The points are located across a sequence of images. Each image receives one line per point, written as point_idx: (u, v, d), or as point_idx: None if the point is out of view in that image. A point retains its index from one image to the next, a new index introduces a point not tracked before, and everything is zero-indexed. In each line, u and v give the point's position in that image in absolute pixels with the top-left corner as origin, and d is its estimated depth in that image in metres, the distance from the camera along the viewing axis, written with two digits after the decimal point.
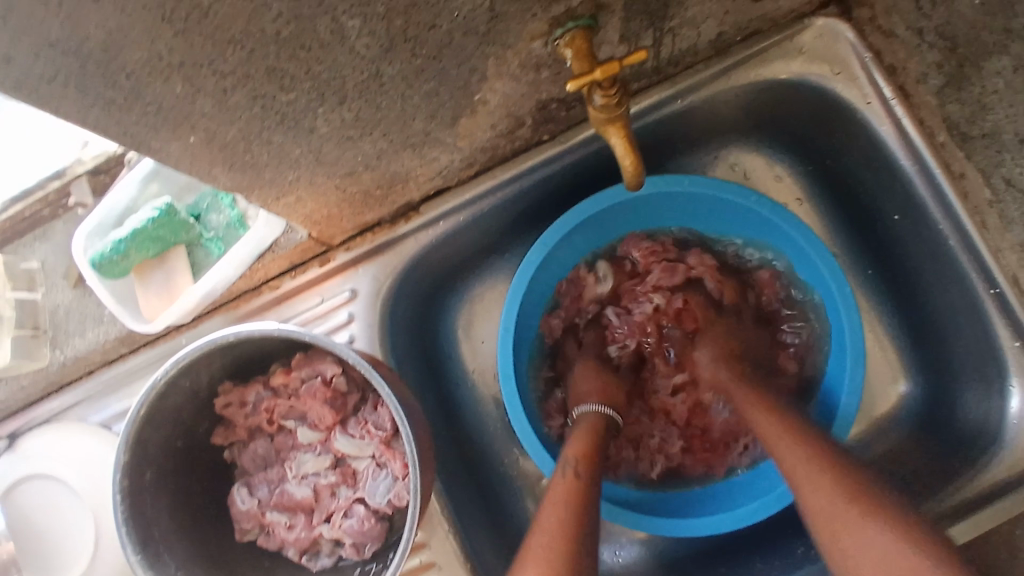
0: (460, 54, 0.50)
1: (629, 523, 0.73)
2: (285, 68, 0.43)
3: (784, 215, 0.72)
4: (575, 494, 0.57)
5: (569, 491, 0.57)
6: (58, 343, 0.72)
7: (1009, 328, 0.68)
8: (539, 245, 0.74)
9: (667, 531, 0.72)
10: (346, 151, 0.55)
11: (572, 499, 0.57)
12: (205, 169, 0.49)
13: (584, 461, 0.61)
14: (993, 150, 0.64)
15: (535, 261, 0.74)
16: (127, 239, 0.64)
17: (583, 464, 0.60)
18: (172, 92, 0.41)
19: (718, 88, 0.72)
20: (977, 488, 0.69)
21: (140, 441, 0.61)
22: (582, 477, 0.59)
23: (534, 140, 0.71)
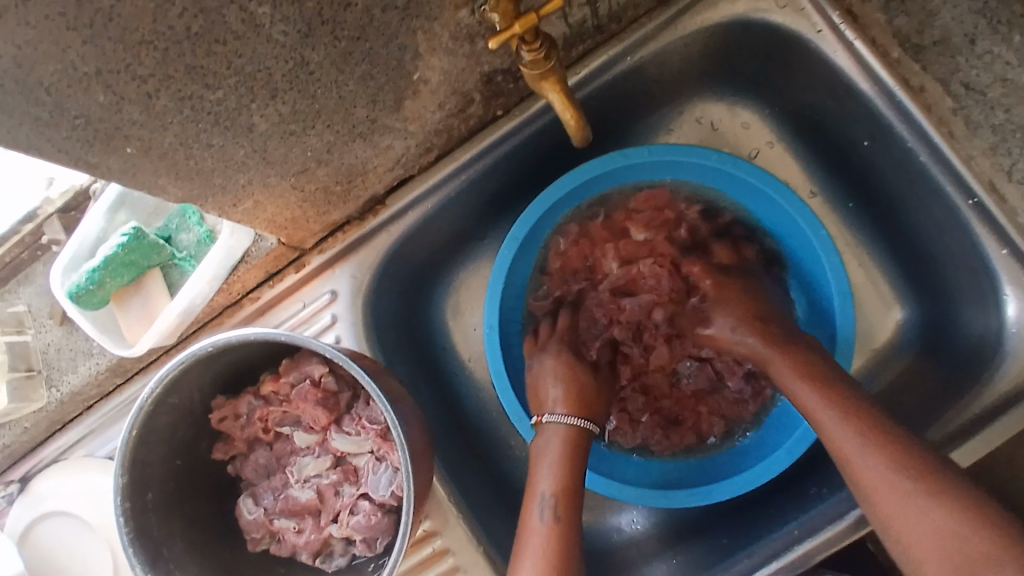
0: (385, 32, 0.50)
1: (650, 501, 0.71)
2: (204, 65, 0.43)
3: (748, 168, 0.71)
4: (559, 540, 0.60)
5: (549, 542, 0.60)
6: (53, 382, 0.73)
7: (995, 237, 0.64)
8: (508, 239, 0.74)
9: (691, 501, 0.71)
10: (292, 147, 0.56)
11: (554, 549, 0.59)
12: (152, 179, 0.49)
13: (563, 500, 0.62)
14: (947, 56, 0.62)
15: (508, 256, 0.75)
16: (99, 268, 0.65)
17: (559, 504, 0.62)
18: (95, 102, 0.41)
19: (667, 40, 0.71)
20: (983, 405, 0.66)
21: (137, 462, 0.61)
22: (562, 520, 0.61)
23: (489, 116, 0.71)
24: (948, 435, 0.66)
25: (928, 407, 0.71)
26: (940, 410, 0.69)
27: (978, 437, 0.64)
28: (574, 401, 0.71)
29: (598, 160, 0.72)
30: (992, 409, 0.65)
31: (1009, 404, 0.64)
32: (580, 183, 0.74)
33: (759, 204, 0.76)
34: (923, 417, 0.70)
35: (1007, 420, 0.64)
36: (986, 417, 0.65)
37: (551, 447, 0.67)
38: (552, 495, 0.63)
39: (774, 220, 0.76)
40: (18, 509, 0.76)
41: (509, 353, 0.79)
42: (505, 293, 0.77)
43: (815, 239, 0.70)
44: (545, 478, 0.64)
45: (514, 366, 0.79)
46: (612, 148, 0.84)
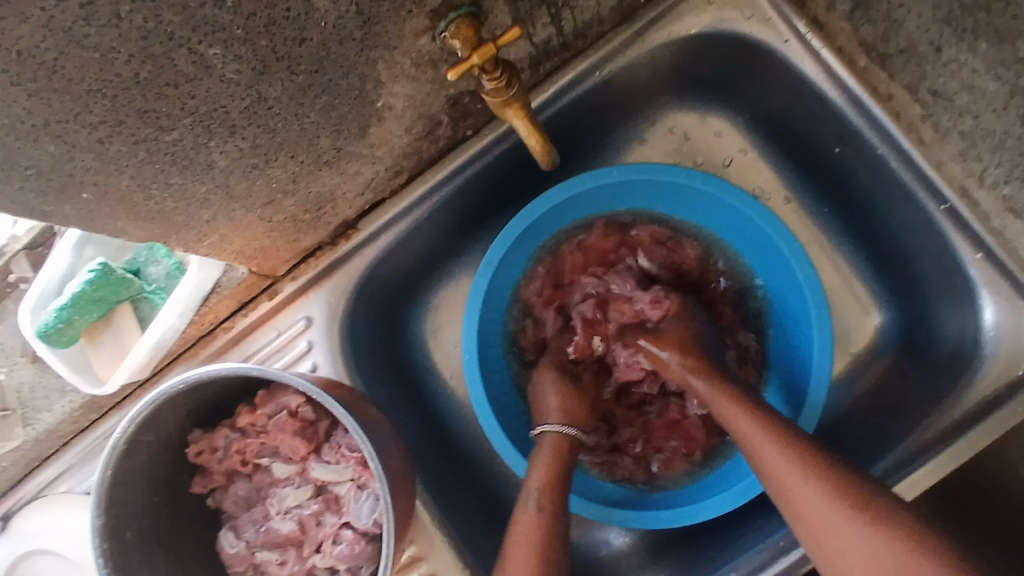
0: (344, 64, 0.50)
1: (634, 522, 0.71)
2: (156, 108, 0.42)
3: (718, 184, 0.71)
4: (542, 530, 0.60)
5: (531, 532, 0.60)
6: (28, 421, 0.73)
7: (968, 240, 0.65)
8: (483, 264, 0.74)
9: (676, 520, 0.71)
10: (255, 180, 0.55)
11: (536, 538, 0.59)
12: (111, 222, 0.49)
13: (548, 493, 0.62)
14: (913, 65, 0.62)
15: (484, 281, 0.75)
16: (68, 306, 0.64)
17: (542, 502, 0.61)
18: (46, 153, 0.40)
19: (634, 54, 0.71)
20: (963, 410, 0.66)
21: (113, 503, 0.61)
22: (547, 512, 0.61)
23: (458, 136, 0.71)
24: (928, 442, 0.66)
25: (908, 412, 0.71)
26: (920, 416, 0.69)
27: (962, 441, 0.64)
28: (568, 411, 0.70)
29: (568, 182, 0.73)
30: (971, 414, 0.65)
31: (986, 411, 0.64)
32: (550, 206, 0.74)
33: (731, 219, 0.76)
34: (904, 423, 0.70)
35: (989, 424, 0.64)
36: (965, 423, 0.65)
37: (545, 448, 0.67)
38: (537, 488, 0.63)
39: (744, 234, 0.77)
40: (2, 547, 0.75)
41: (492, 377, 0.79)
42: (483, 318, 0.76)
43: (788, 251, 0.70)
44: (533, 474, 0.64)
45: (496, 387, 0.78)
46: (586, 162, 0.84)
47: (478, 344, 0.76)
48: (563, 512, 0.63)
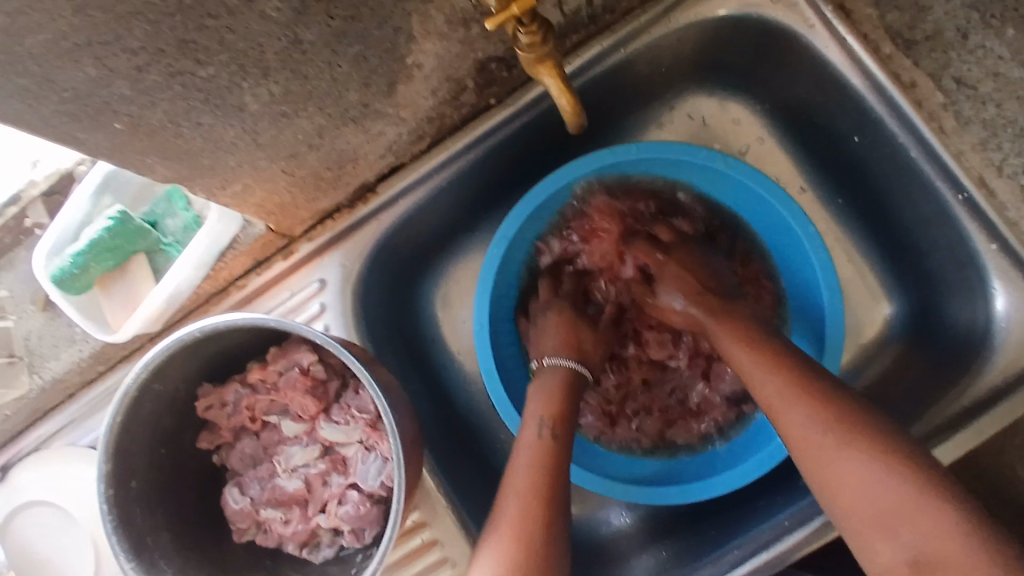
0: (379, 14, 0.50)
1: (639, 497, 0.72)
2: (195, 39, 0.42)
3: (737, 167, 0.72)
4: (548, 454, 0.59)
5: (536, 453, 0.59)
6: (34, 368, 0.72)
7: (983, 230, 0.66)
8: (497, 239, 0.74)
9: (683, 498, 0.71)
10: (283, 129, 0.55)
11: (542, 461, 0.58)
12: (139, 159, 0.49)
13: (559, 422, 0.62)
14: (939, 52, 0.64)
15: (497, 255, 0.75)
16: (84, 251, 0.64)
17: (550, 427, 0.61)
18: (84, 75, 0.40)
19: (660, 33, 0.71)
20: (972, 398, 0.67)
21: (121, 449, 0.60)
22: (559, 439, 0.61)
23: (481, 105, 0.71)
24: (934, 428, 0.67)
25: (915, 400, 0.71)
26: (926, 403, 0.70)
27: (967, 429, 0.66)
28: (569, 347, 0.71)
29: (587, 158, 0.73)
30: (978, 402, 0.66)
31: (992, 400, 0.66)
32: (566, 181, 0.74)
33: (747, 198, 0.77)
34: (911, 409, 0.71)
35: (997, 412, 0.65)
36: (971, 411, 0.66)
37: (548, 381, 0.67)
38: (543, 417, 0.62)
39: (760, 213, 0.77)
40: None
41: (500, 350, 0.79)
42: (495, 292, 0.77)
43: (803, 236, 0.71)
44: (539, 405, 0.64)
45: (504, 362, 0.79)
46: (604, 141, 0.84)
47: (490, 314, 0.76)
48: (570, 445, 0.62)
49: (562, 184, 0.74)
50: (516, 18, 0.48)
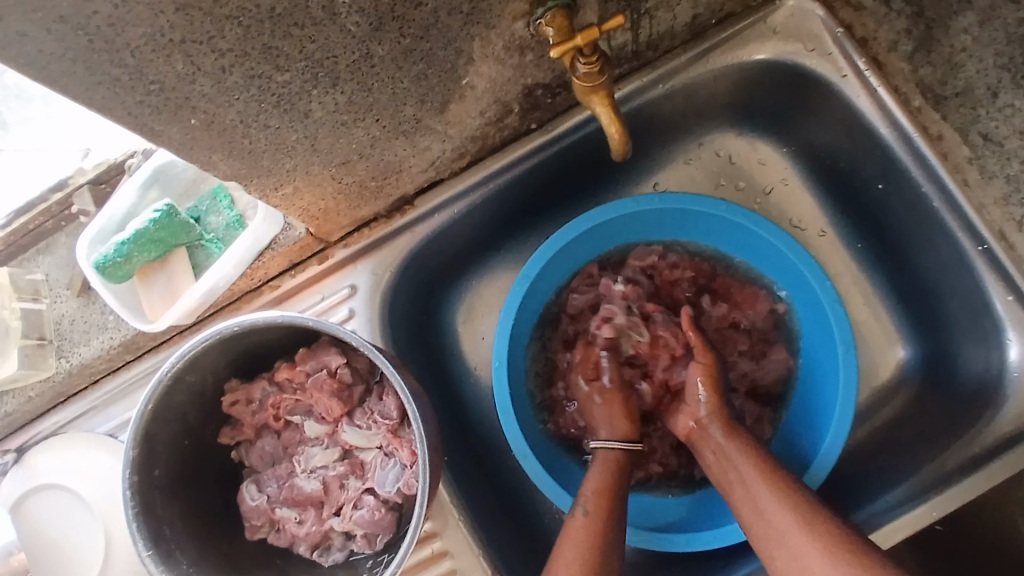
0: (445, 35, 0.52)
1: (649, 543, 0.72)
2: (279, 46, 0.45)
3: (756, 220, 0.74)
4: (592, 528, 0.63)
5: (580, 530, 0.63)
6: (64, 352, 0.73)
7: (1001, 281, 0.68)
8: (521, 276, 0.77)
9: (693, 544, 0.72)
10: (340, 137, 0.57)
11: (587, 536, 0.62)
12: (206, 156, 0.51)
13: (599, 495, 0.66)
14: (969, 108, 0.65)
15: (520, 293, 0.77)
16: (129, 241, 0.65)
17: (595, 507, 0.65)
18: (173, 70, 0.42)
19: (697, 72, 0.74)
20: (983, 445, 0.68)
21: (149, 437, 0.61)
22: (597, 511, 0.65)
23: (522, 128, 0.73)
24: (945, 474, 0.68)
25: (926, 445, 0.73)
26: (937, 447, 0.71)
27: (979, 475, 0.67)
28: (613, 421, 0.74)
29: (610, 205, 0.76)
30: (989, 450, 0.68)
31: (1003, 448, 0.67)
32: (589, 226, 0.77)
33: (764, 255, 0.79)
34: (922, 452, 0.72)
35: (1005, 460, 0.67)
36: (982, 458, 0.68)
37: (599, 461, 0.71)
38: (590, 493, 0.67)
39: (776, 269, 0.80)
40: (11, 480, 0.74)
41: (516, 385, 0.81)
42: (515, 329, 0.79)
43: (819, 290, 0.73)
44: (590, 479, 0.68)
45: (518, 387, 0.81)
46: (634, 172, 0.86)
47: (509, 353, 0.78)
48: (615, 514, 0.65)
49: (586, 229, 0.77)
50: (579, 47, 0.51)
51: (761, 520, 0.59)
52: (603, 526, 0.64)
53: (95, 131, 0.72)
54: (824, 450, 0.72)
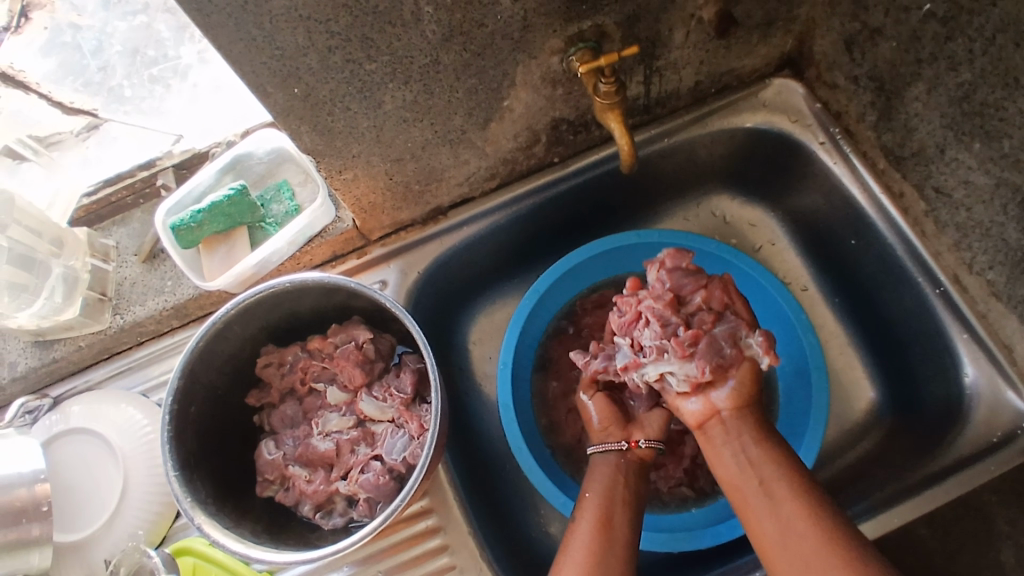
0: (497, 57, 0.65)
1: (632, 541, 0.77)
2: (375, 39, 0.57)
3: (741, 257, 0.86)
4: (593, 523, 0.68)
5: (584, 525, 0.68)
6: (119, 310, 0.81)
7: (957, 321, 0.78)
8: (532, 290, 0.88)
9: (673, 544, 0.77)
10: (400, 133, 0.69)
11: (590, 532, 0.67)
12: (296, 125, 0.63)
13: (599, 496, 0.71)
14: (922, 165, 0.75)
15: (528, 305, 0.88)
16: (205, 210, 0.76)
17: (598, 507, 0.70)
18: (294, 41, 0.54)
19: (697, 132, 0.87)
20: (942, 464, 0.75)
21: (192, 374, 0.69)
22: (601, 508, 0.69)
23: (546, 160, 0.86)
24: (904, 489, 0.75)
25: (893, 470, 0.80)
26: (903, 471, 0.78)
27: (937, 487, 0.74)
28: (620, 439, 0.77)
29: (616, 235, 0.88)
30: (946, 469, 0.75)
31: (959, 467, 0.74)
32: (597, 252, 0.89)
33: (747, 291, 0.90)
34: (887, 476, 0.79)
35: (960, 476, 0.73)
36: (941, 475, 0.74)
37: (601, 462, 0.74)
38: (592, 493, 0.71)
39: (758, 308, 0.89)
40: (45, 423, 0.80)
41: (520, 391, 0.89)
42: (521, 338, 0.88)
43: (796, 320, 0.84)
44: (595, 481, 0.73)
45: (519, 394, 0.89)
46: (639, 218, 0.98)
47: (514, 358, 0.87)
48: (619, 510, 0.69)
49: (594, 254, 0.89)
50: (600, 67, 0.67)
51: (784, 538, 0.61)
52: (608, 519, 0.68)
53: (230, 99, 0.86)
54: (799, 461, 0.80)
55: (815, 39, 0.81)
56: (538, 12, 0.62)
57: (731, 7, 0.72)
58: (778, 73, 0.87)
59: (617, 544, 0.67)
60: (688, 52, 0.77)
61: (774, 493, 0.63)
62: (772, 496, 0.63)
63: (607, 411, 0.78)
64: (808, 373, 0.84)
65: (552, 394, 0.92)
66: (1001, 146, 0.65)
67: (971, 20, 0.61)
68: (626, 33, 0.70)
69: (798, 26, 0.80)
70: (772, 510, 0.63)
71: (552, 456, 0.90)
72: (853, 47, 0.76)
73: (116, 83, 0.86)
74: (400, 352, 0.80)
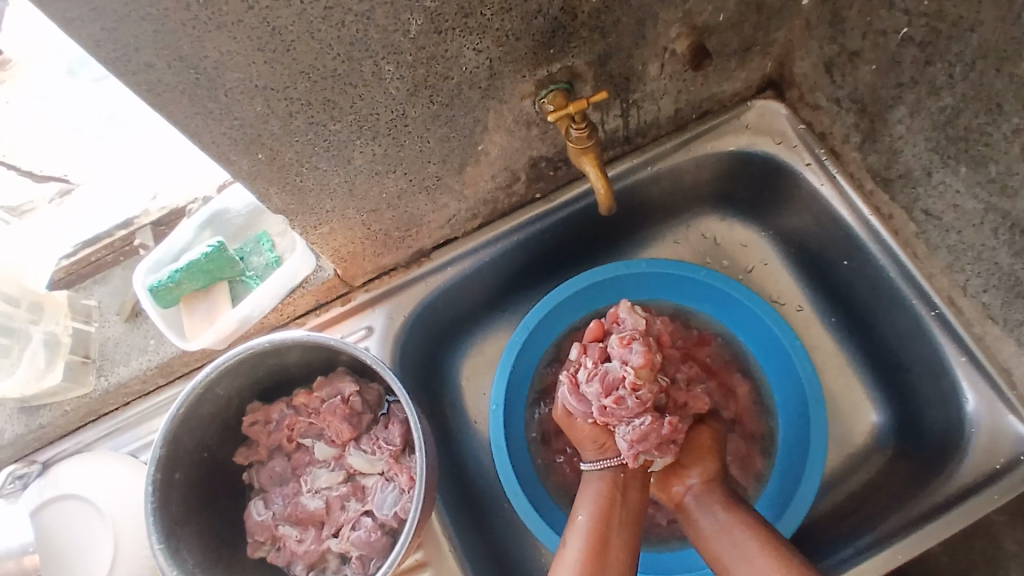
0: (466, 105, 0.64)
1: None
2: (336, 100, 0.56)
3: (733, 285, 0.85)
4: (586, 546, 0.68)
5: (575, 546, 0.68)
6: (103, 371, 0.80)
7: (954, 344, 0.76)
8: (519, 328, 0.86)
9: None
10: (374, 185, 0.68)
11: (585, 555, 0.66)
12: (265, 187, 0.62)
13: (593, 517, 0.70)
14: (910, 188, 0.74)
15: (517, 343, 0.86)
16: (182, 270, 0.75)
17: (591, 530, 0.69)
18: (253, 110, 0.53)
19: (681, 159, 0.85)
20: (945, 493, 0.74)
21: (175, 440, 0.68)
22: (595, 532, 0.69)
23: (528, 197, 0.84)
24: (907, 521, 0.74)
25: (894, 499, 0.78)
26: (904, 499, 0.77)
27: (941, 520, 0.73)
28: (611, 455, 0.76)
29: (604, 266, 0.86)
30: (949, 500, 0.74)
31: (963, 497, 0.73)
32: (585, 286, 0.87)
33: (739, 319, 0.88)
34: (889, 505, 0.78)
35: (967, 507, 0.73)
36: (945, 506, 0.73)
37: (597, 484, 0.74)
38: (585, 515, 0.71)
39: (754, 335, 0.88)
40: (32, 489, 0.78)
41: (513, 432, 0.87)
42: (512, 377, 0.87)
43: (790, 347, 0.82)
44: (585, 505, 0.72)
45: (513, 435, 0.87)
46: (629, 246, 0.96)
47: (506, 399, 0.86)
48: (612, 532, 0.69)
49: (581, 288, 0.87)
50: (570, 114, 0.65)
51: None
52: (603, 541, 0.68)
53: (187, 158, 0.85)
54: (797, 499, 0.79)
55: (795, 62, 0.80)
56: (505, 60, 0.61)
57: (704, 38, 0.71)
58: (760, 94, 0.86)
59: (611, 566, 0.66)
60: (664, 83, 0.75)
61: (747, 553, 0.65)
62: (745, 555, 0.65)
63: (598, 431, 0.76)
64: (807, 404, 0.82)
65: (547, 432, 0.91)
66: (988, 171, 0.63)
67: (950, 45, 0.60)
68: (598, 71, 0.68)
69: (777, 48, 0.79)
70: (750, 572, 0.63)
71: (551, 495, 0.88)
72: (833, 69, 0.75)
73: (85, 144, 0.85)
74: (388, 401, 0.78)
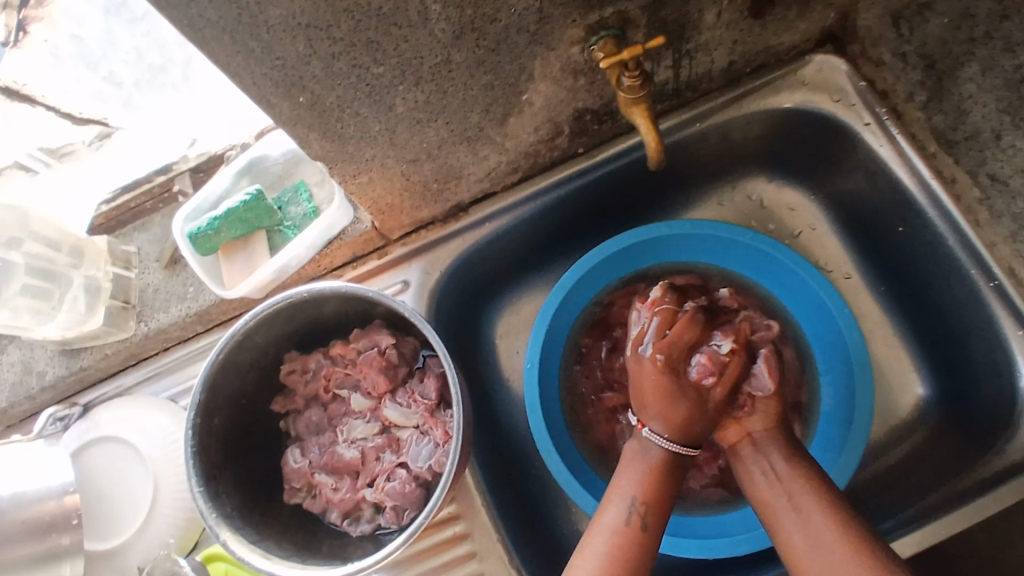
0: (513, 51, 0.61)
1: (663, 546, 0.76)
2: (379, 42, 0.54)
3: (781, 249, 0.82)
4: (632, 541, 0.61)
5: (620, 537, 0.61)
6: (143, 317, 0.80)
7: (1011, 317, 0.73)
8: (558, 286, 0.84)
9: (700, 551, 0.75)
10: (415, 134, 0.66)
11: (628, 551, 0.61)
12: (304, 134, 0.60)
13: (646, 507, 0.63)
14: (977, 150, 0.71)
15: (554, 301, 0.85)
16: (220, 218, 0.74)
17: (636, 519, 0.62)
18: (296, 50, 0.51)
19: (730, 116, 0.81)
20: (994, 469, 0.73)
21: (215, 386, 0.69)
22: (643, 525, 0.62)
23: (569, 152, 0.81)
24: (952, 495, 0.73)
25: (939, 473, 0.77)
26: (949, 472, 0.76)
27: (985, 496, 0.72)
28: (680, 430, 0.64)
29: (645, 228, 0.84)
30: (997, 476, 0.72)
31: (1012, 473, 0.72)
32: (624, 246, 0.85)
33: (783, 282, 0.85)
34: (935, 478, 0.76)
35: (1014, 483, 0.72)
36: (992, 481, 0.72)
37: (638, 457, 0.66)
38: (637, 498, 0.63)
39: (799, 300, 0.85)
40: (75, 430, 0.80)
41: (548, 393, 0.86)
42: (547, 336, 0.85)
43: (837, 314, 0.80)
44: (633, 482, 0.64)
45: (549, 394, 0.87)
46: (671, 207, 0.93)
47: (541, 356, 0.85)
48: (657, 526, 0.63)
49: (619, 249, 0.85)
50: (623, 61, 0.63)
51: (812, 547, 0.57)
52: (642, 541, 0.62)
53: (230, 105, 0.84)
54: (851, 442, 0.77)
55: (859, 13, 0.75)
56: (556, 2, 0.58)
57: None
58: (820, 47, 0.80)
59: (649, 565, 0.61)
60: (720, 32, 0.72)
61: (803, 507, 0.60)
62: (800, 511, 0.60)
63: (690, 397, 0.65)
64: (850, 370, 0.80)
65: (581, 393, 0.91)
66: None
67: None
68: (651, 17, 0.65)
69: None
70: (800, 526, 0.59)
71: (585, 455, 0.88)
72: (900, 21, 0.72)
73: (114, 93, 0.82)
74: (424, 355, 0.78)
